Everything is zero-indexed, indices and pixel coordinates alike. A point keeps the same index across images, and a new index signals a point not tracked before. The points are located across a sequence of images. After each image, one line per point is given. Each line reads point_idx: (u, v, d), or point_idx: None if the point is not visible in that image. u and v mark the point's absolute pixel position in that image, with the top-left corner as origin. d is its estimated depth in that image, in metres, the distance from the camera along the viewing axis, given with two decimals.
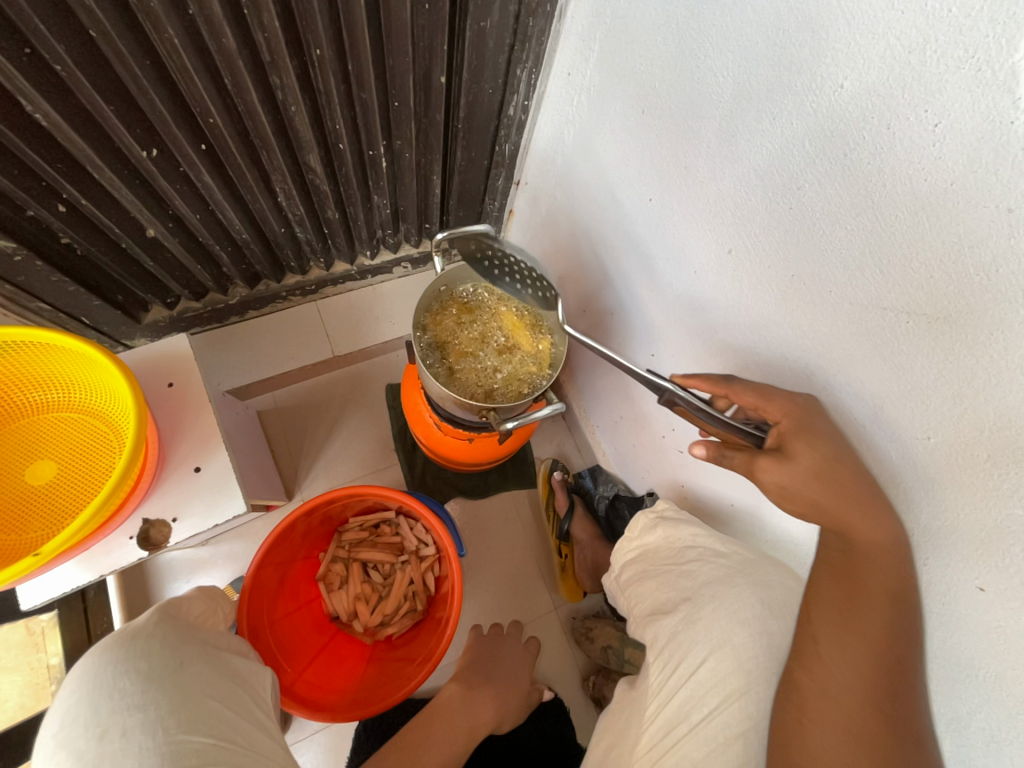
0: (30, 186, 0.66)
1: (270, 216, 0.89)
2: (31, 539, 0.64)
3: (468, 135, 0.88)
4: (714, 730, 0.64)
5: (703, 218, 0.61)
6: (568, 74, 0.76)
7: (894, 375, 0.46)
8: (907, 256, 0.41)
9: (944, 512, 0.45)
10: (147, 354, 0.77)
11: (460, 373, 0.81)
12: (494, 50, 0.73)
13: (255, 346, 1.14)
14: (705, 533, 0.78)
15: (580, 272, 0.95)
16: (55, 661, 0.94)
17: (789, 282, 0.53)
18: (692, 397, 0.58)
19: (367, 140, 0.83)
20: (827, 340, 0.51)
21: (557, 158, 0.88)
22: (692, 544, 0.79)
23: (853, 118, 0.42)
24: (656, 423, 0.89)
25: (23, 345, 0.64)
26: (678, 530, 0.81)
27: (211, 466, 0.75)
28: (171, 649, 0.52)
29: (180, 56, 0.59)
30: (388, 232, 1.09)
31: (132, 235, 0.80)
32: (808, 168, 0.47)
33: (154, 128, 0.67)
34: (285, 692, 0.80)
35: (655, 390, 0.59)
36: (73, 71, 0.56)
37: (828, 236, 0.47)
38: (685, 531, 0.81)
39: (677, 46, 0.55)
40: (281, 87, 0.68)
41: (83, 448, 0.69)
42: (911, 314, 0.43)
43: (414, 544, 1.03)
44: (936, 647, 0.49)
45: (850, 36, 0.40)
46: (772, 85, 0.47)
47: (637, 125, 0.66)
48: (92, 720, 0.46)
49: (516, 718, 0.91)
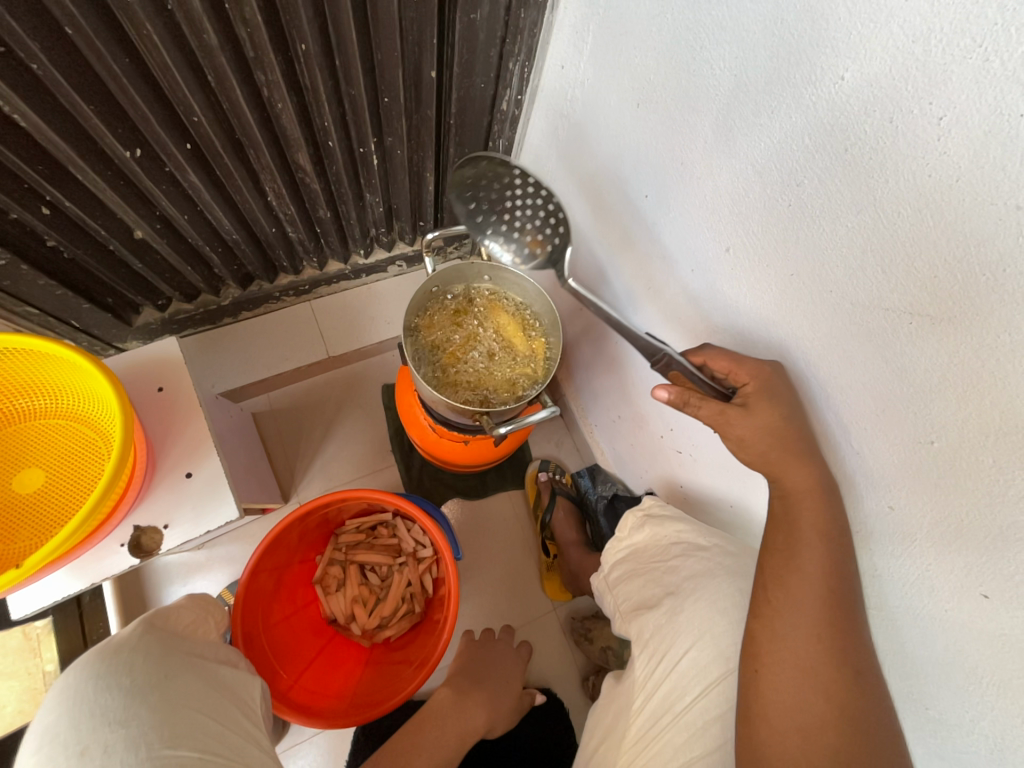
0: (12, 189, 0.64)
1: (260, 215, 0.88)
2: (20, 549, 0.63)
3: (460, 131, 0.87)
4: (694, 717, 0.64)
5: (699, 215, 0.60)
6: (562, 67, 0.74)
7: (896, 378, 0.44)
8: (910, 255, 0.40)
9: (949, 518, 0.44)
10: (137, 358, 0.76)
11: (453, 377, 0.80)
12: (486, 43, 0.71)
13: (249, 348, 1.13)
14: (688, 528, 0.79)
15: (576, 269, 0.94)
16: (50, 668, 0.93)
17: (788, 281, 0.51)
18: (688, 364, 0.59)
19: (357, 137, 0.81)
20: (827, 340, 0.50)
21: (552, 153, 0.86)
22: (677, 540, 0.79)
23: (854, 111, 0.40)
24: (654, 422, 0.87)
25: (9, 352, 0.63)
26: (663, 526, 0.82)
27: (202, 471, 0.74)
28: (155, 664, 0.52)
29: (161, 53, 0.57)
30: (382, 231, 1.07)
31: (119, 237, 0.79)
32: (807, 164, 0.45)
33: (137, 128, 0.65)
34: (282, 697, 0.79)
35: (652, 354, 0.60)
36: (50, 70, 0.54)
37: (828, 234, 0.46)
38: (670, 527, 0.81)
39: (672, 37, 0.54)
40: (266, 84, 0.66)
41: (72, 455, 0.68)
42: (914, 315, 0.41)
43: (411, 546, 1.03)
44: (940, 653, 0.48)
45: (851, 26, 0.38)
46: (770, 78, 0.45)
47: (632, 120, 0.64)
48: (72, 737, 0.45)
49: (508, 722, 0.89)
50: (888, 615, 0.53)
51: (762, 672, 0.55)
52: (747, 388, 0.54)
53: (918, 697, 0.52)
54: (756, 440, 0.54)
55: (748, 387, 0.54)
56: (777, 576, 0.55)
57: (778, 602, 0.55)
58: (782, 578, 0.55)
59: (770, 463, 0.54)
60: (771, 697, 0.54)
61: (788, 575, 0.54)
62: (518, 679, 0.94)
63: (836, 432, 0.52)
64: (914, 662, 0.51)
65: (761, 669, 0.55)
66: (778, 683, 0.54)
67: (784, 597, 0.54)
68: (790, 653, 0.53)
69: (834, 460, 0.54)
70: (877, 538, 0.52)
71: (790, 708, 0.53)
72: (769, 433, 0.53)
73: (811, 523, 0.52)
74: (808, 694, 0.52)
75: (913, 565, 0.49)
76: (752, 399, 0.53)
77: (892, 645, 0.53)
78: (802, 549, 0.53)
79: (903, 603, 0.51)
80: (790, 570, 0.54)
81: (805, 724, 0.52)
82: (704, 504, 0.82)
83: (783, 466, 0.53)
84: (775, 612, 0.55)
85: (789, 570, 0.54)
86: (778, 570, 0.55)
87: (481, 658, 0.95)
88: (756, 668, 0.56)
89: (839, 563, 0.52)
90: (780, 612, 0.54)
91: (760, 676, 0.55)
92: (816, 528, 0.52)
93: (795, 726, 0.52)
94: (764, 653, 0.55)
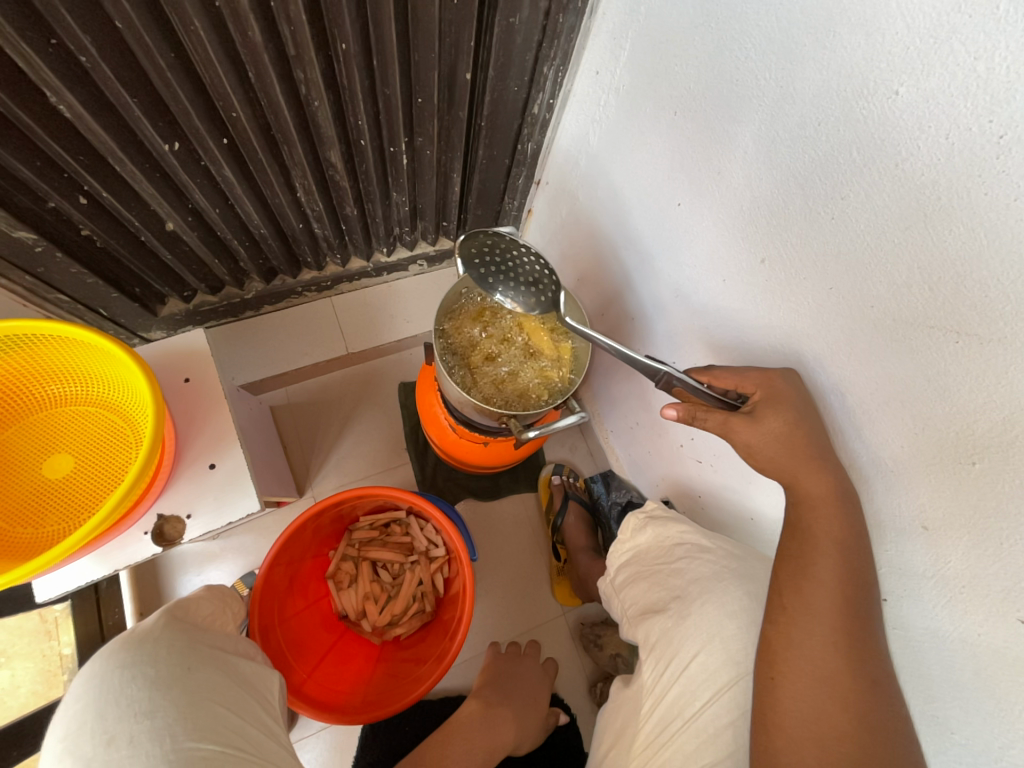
0: (52, 178, 0.65)
1: (289, 211, 0.89)
2: (48, 533, 0.64)
3: (491, 134, 0.87)
4: (705, 723, 0.64)
5: (734, 225, 0.59)
6: (597, 72, 0.74)
7: (938, 397, 0.44)
8: (960, 274, 0.39)
9: (989, 541, 0.43)
10: (164, 348, 0.77)
11: (479, 379, 0.80)
12: (522, 47, 0.72)
13: (269, 342, 1.13)
14: (693, 530, 0.79)
15: (599, 274, 0.94)
16: (67, 651, 0.95)
17: (826, 294, 0.51)
18: (689, 379, 0.59)
19: (389, 136, 0.82)
20: (865, 356, 0.49)
21: (581, 158, 0.86)
22: (680, 542, 0.79)
23: (907, 128, 0.40)
24: (674, 430, 0.87)
25: (44, 338, 0.64)
26: (667, 528, 0.82)
27: (225, 464, 0.74)
28: (179, 655, 0.52)
29: (205, 48, 0.58)
30: (406, 229, 1.08)
31: (152, 229, 0.80)
32: (853, 177, 0.45)
33: (177, 122, 0.66)
34: (296, 690, 0.79)
35: (652, 374, 0.60)
36: (98, 62, 0.55)
37: (872, 250, 0.45)
38: (673, 529, 0.81)
39: (715, 46, 0.53)
40: (305, 82, 0.67)
41: (101, 442, 0.69)
42: (961, 334, 0.41)
43: (424, 545, 1.03)
44: (971, 677, 0.47)
45: (909, 41, 0.38)
46: (818, 90, 0.45)
47: (669, 127, 0.64)
48: (99, 726, 0.46)
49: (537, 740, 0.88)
50: (915, 635, 0.52)
51: (779, 680, 0.54)
52: (768, 399, 0.54)
53: (942, 720, 0.51)
54: (774, 451, 0.54)
55: (769, 397, 0.54)
56: (792, 585, 0.54)
57: (792, 610, 0.54)
58: (798, 586, 0.54)
59: (798, 472, 0.53)
60: (787, 707, 0.53)
61: (804, 584, 0.53)
62: (545, 698, 0.93)
63: (869, 448, 0.52)
64: (941, 685, 0.51)
65: (778, 677, 0.54)
66: (795, 692, 0.53)
67: (799, 605, 0.53)
68: (808, 663, 0.53)
69: (864, 475, 0.53)
70: (907, 557, 0.51)
71: (807, 717, 0.52)
72: (797, 446, 0.53)
73: (830, 533, 0.52)
74: (825, 703, 0.51)
75: (944, 586, 0.48)
76: (772, 410, 0.54)
77: (918, 665, 0.53)
78: (817, 556, 0.52)
79: (932, 624, 0.50)
80: (806, 578, 0.53)
81: (822, 734, 0.51)
82: (721, 515, 0.81)
83: (800, 476, 0.53)
84: (790, 619, 0.54)
85: (803, 578, 0.53)
86: (793, 578, 0.54)
87: (507, 673, 0.94)
88: (773, 675, 0.55)
89: (852, 571, 0.52)
90: (795, 618, 0.54)
91: (776, 685, 0.54)
92: (838, 539, 0.52)
93: (812, 737, 0.51)
94: (780, 660, 0.54)
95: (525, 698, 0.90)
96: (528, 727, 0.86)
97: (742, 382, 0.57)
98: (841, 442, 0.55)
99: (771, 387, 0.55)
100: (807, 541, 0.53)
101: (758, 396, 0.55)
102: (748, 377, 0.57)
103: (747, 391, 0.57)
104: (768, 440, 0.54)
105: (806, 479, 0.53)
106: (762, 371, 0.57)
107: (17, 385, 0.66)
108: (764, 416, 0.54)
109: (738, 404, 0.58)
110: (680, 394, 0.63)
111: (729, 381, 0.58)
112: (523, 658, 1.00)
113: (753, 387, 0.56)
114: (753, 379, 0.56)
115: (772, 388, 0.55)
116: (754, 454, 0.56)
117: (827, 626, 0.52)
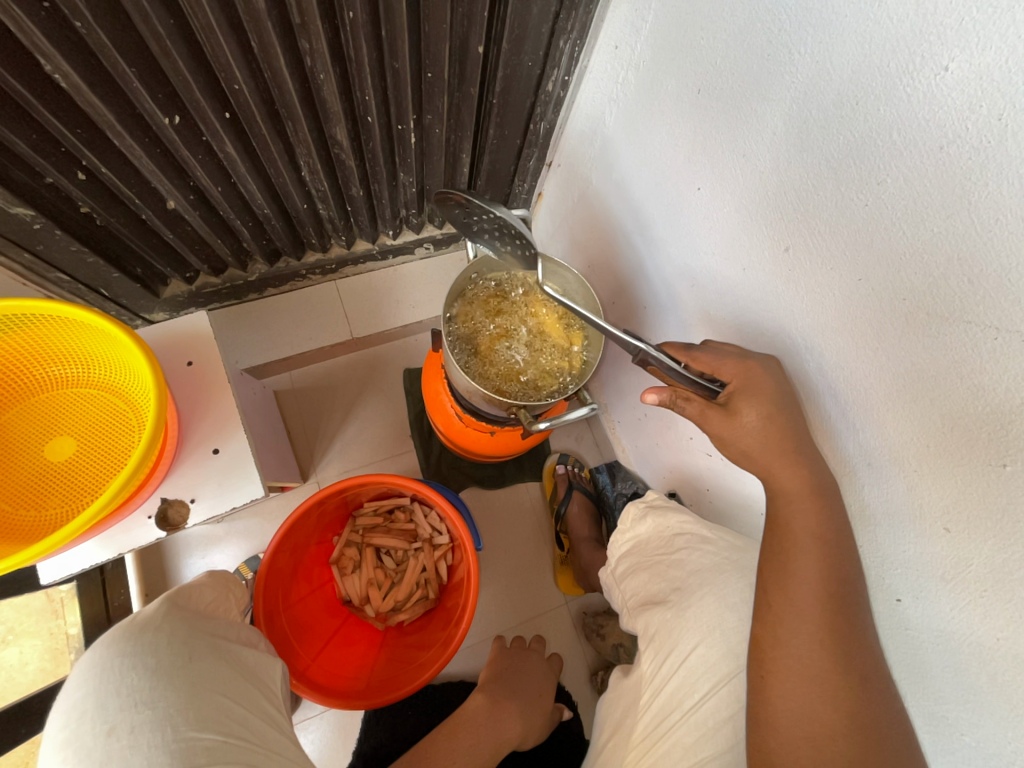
0: (49, 153, 0.63)
1: (293, 191, 0.86)
2: (51, 516, 0.63)
3: (502, 112, 0.83)
4: (704, 717, 0.63)
5: (757, 209, 0.57)
6: (615, 47, 0.70)
7: (971, 395, 0.42)
8: (1003, 267, 0.37)
9: (1015, 548, 0.41)
10: (166, 331, 0.75)
11: (487, 367, 0.78)
12: (539, 18, 0.68)
13: (273, 325, 1.12)
14: (695, 520, 0.78)
15: (610, 261, 0.91)
16: (74, 630, 0.97)
17: (854, 285, 0.49)
18: (664, 358, 0.57)
19: (397, 113, 0.78)
20: (893, 353, 0.47)
21: (596, 139, 0.82)
22: (681, 532, 0.78)
23: (957, 108, 0.37)
24: (682, 423, 0.85)
25: (44, 319, 0.62)
26: (666, 518, 0.81)
27: (229, 448, 0.74)
28: (180, 644, 0.51)
29: (206, 15, 0.55)
30: (413, 211, 1.05)
31: (152, 207, 0.77)
32: (892, 160, 0.42)
33: (177, 94, 0.63)
34: (300, 676, 0.79)
35: (629, 349, 0.58)
36: (94, 28, 0.52)
37: (907, 239, 0.43)
38: (673, 518, 0.80)
39: (747, 19, 0.50)
40: (310, 53, 0.64)
41: (104, 426, 0.68)
42: (1000, 329, 0.38)
43: (427, 532, 1.03)
44: (985, 681, 0.47)
45: (965, 11, 0.35)
46: (859, 67, 0.42)
47: (691, 107, 0.61)
48: (99, 716, 0.45)
49: (541, 735, 0.88)
50: (927, 637, 0.51)
51: (768, 679, 0.53)
52: (743, 390, 0.55)
53: (953, 721, 0.50)
54: (748, 443, 0.56)
55: (745, 387, 0.55)
56: (776, 583, 0.54)
57: (778, 608, 0.53)
58: (782, 584, 0.53)
59: (802, 466, 0.53)
60: (779, 706, 0.52)
61: (787, 583, 0.53)
62: (549, 693, 0.93)
63: (891, 447, 0.50)
64: (951, 688, 0.50)
65: (768, 676, 0.53)
66: (785, 692, 0.52)
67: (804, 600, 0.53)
68: (796, 662, 0.52)
69: (882, 474, 0.52)
70: (924, 558, 0.50)
71: (798, 717, 0.51)
72: (797, 440, 0.53)
73: (832, 527, 0.52)
74: (816, 705, 0.50)
75: (962, 589, 0.47)
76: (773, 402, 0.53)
77: (927, 666, 0.52)
78: (825, 552, 0.51)
79: (946, 627, 0.49)
80: (788, 576, 0.53)
81: (815, 733, 0.50)
82: (728, 508, 0.80)
83: (771, 468, 0.54)
84: (776, 618, 0.53)
85: (786, 578, 0.53)
86: (776, 575, 0.54)
87: (511, 667, 0.94)
88: (762, 674, 0.54)
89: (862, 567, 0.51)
90: (781, 618, 0.53)
91: (767, 683, 0.53)
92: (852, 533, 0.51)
93: (803, 735, 0.51)
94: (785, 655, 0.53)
95: (531, 694, 0.89)
96: (533, 722, 0.85)
97: (753, 373, 0.56)
98: (861, 438, 0.53)
99: (747, 376, 0.56)
100: (793, 537, 0.53)
101: (733, 385, 0.56)
102: (759, 366, 0.55)
103: (746, 381, 0.56)
104: (764, 433, 0.54)
105: (805, 473, 0.53)
106: (742, 359, 0.57)
107: (17, 367, 0.65)
108: (740, 409, 0.55)
109: (716, 389, 0.57)
110: (659, 374, 0.62)
111: (737, 367, 0.57)
112: (529, 652, 1.00)
113: (744, 378, 0.56)
114: (730, 367, 0.57)
115: (772, 381, 0.55)
116: (733, 447, 0.57)
117: (832, 624, 0.51)
